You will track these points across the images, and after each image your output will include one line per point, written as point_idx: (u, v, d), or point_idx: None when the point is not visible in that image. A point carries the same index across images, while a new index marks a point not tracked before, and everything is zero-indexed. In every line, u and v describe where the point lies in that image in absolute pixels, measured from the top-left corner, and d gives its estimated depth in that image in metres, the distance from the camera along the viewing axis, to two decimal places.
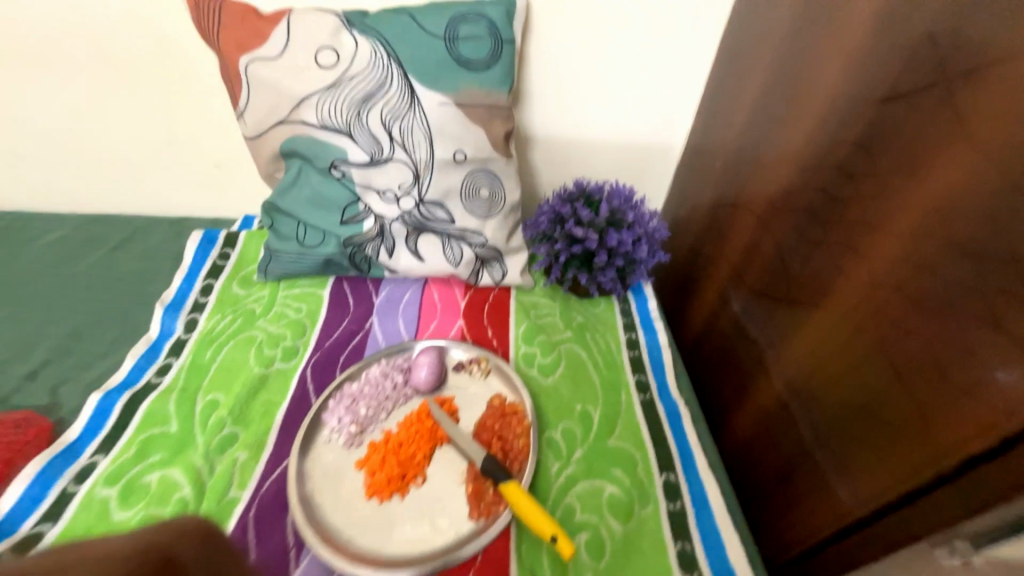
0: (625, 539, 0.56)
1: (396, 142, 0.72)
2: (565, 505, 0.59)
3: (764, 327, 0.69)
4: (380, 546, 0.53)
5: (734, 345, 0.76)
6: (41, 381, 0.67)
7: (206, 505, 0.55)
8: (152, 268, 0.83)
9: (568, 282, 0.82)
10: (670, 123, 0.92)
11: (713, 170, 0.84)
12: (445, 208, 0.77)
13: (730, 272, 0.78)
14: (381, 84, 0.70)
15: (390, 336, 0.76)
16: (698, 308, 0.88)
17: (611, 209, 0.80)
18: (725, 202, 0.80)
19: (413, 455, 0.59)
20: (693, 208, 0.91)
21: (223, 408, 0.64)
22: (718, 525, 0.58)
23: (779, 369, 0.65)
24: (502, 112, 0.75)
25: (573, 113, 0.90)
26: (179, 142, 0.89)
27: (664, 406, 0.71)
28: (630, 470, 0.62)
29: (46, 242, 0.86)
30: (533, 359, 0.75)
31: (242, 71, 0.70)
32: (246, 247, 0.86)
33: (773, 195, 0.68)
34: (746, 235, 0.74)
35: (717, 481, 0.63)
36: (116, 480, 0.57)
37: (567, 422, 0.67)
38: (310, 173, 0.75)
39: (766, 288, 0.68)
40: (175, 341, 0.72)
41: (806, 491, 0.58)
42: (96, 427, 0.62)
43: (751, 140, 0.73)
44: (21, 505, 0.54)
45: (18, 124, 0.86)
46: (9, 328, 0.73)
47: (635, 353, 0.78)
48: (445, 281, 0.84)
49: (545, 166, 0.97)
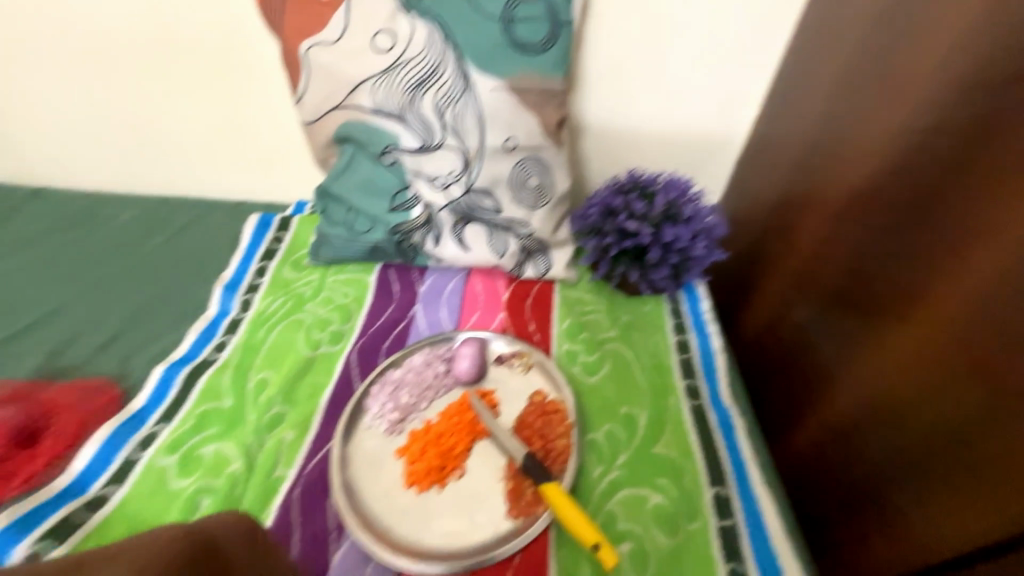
0: (670, 554, 0.53)
1: (447, 128, 0.71)
2: (608, 511, 0.56)
3: (833, 337, 0.63)
4: (418, 537, 0.53)
5: (795, 354, 0.70)
6: (112, 351, 0.71)
7: (255, 480, 0.57)
8: (212, 249, 0.87)
9: (616, 279, 0.79)
10: (732, 112, 0.86)
11: (780, 162, 0.78)
12: (492, 197, 0.75)
13: (795, 275, 0.72)
14: (434, 69, 0.68)
15: (432, 326, 0.76)
16: (754, 312, 0.82)
17: (667, 202, 0.76)
18: (793, 198, 0.74)
19: (453, 447, 0.58)
20: (754, 204, 0.85)
21: (273, 387, 0.66)
22: (775, 549, 0.53)
23: (850, 384, 0.59)
24: (555, 99, 0.73)
25: (627, 100, 0.85)
26: (242, 129, 0.92)
27: (717, 415, 0.66)
28: (678, 481, 0.59)
29: (120, 222, 0.92)
30: (576, 357, 0.72)
31: (304, 55, 0.70)
32: (298, 232, 0.88)
33: (856, 188, 0.61)
34: (818, 234, 0.68)
35: (775, 500, 0.58)
36: (175, 450, 0.60)
37: (610, 425, 0.64)
38: (362, 159, 0.76)
39: (842, 294, 0.62)
40: (231, 320, 0.75)
41: (877, 520, 0.53)
42: (158, 398, 0.65)
43: (830, 129, 0.67)
44: (91, 467, 0.58)
45: (103, 111, 0.92)
46: (86, 301, 0.78)
47: (686, 356, 0.74)
48: (488, 273, 0.83)
49: (594, 155, 0.92)
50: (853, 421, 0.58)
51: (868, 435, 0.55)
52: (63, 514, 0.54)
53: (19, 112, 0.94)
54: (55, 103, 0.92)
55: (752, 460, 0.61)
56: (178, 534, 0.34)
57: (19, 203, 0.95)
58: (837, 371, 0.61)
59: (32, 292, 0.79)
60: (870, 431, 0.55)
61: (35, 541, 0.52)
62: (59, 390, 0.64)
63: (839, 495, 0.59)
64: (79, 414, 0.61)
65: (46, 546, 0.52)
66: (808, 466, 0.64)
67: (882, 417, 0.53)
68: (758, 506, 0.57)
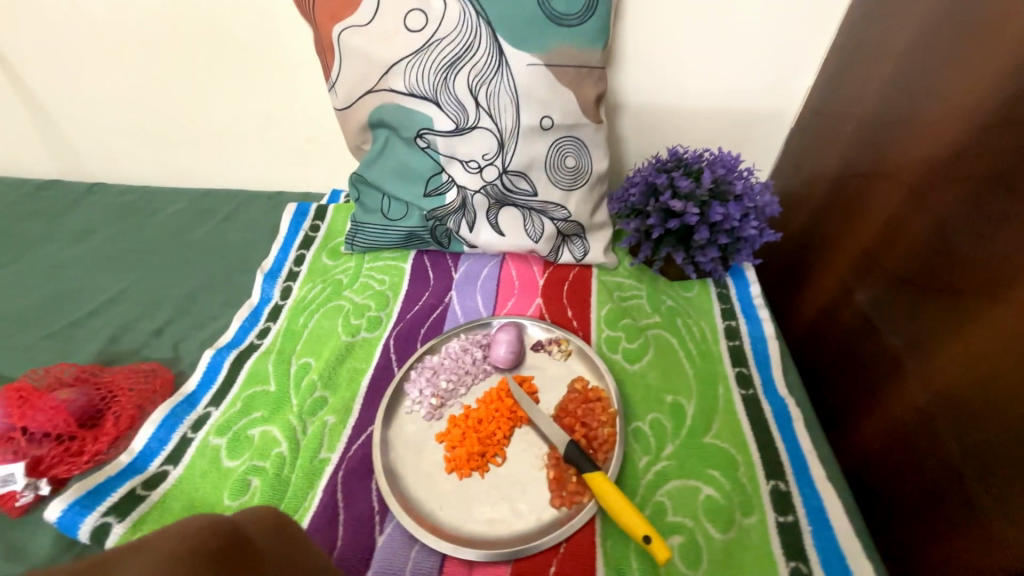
0: (724, 550, 0.50)
1: (482, 108, 0.69)
2: (655, 503, 0.54)
3: (903, 324, 0.57)
4: (462, 522, 0.53)
5: (858, 342, 0.64)
6: (165, 337, 0.74)
7: (301, 462, 0.58)
8: (254, 239, 0.89)
9: (660, 262, 0.75)
10: (785, 81, 0.79)
11: (841, 134, 0.71)
12: (528, 179, 0.73)
13: (858, 255, 0.66)
14: (468, 47, 0.66)
15: (468, 312, 0.75)
16: (811, 296, 0.76)
17: (714, 179, 0.70)
18: (857, 171, 0.67)
19: (493, 433, 0.57)
20: (810, 180, 0.78)
21: (315, 371, 0.67)
22: (842, 548, 0.49)
23: (923, 374, 0.53)
24: (594, 73, 0.69)
25: (669, 72, 0.80)
26: (277, 118, 0.93)
27: (771, 404, 0.62)
28: (731, 473, 0.55)
29: (168, 214, 0.96)
30: (617, 344, 0.69)
31: (335, 39, 0.69)
32: (334, 220, 0.89)
33: (935, 158, 0.54)
34: (887, 210, 0.61)
35: (839, 496, 0.54)
36: (225, 432, 0.62)
37: (655, 414, 0.61)
38: (395, 143, 0.75)
39: (917, 276, 0.55)
40: (273, 307, 0.77)
41: (952, 522, 0.48)
42: (209, 381, 0.67)
43: (899, 95, 0.60)
44: (150, 446, 0.60)
45: (147, 106, 0.95)
46: (139, 289, 0.82)
47: (736, 343, 0.70)
48: (523, 258, 0.81)
49: (632, 133, 0.88)
50: (925, 415, 0.52)
51: (943, 432, 0.50)
52: (126, 490, 0.56)
53: (75, 110, 0.99)
54: (106, 101, 0.96)
55: (813, 453, 0.57)
56: (189, 540, 0.21)
57: (78, 198, 1.00)
58: (908, 361, 0.55)
59: (92, 281, 0.83)
60: (946, 427, 0.50)
61: (101, 515, 0.54)
62: (117, 372, 0.66)
63: (911, 494, 0.54)
64: (136, 396, 0.64)
65: (111, 521, 0.53)
66: (873, 460, 0.59)
67: (961, 411, 0.48)
68: (821, 501, 0.53)
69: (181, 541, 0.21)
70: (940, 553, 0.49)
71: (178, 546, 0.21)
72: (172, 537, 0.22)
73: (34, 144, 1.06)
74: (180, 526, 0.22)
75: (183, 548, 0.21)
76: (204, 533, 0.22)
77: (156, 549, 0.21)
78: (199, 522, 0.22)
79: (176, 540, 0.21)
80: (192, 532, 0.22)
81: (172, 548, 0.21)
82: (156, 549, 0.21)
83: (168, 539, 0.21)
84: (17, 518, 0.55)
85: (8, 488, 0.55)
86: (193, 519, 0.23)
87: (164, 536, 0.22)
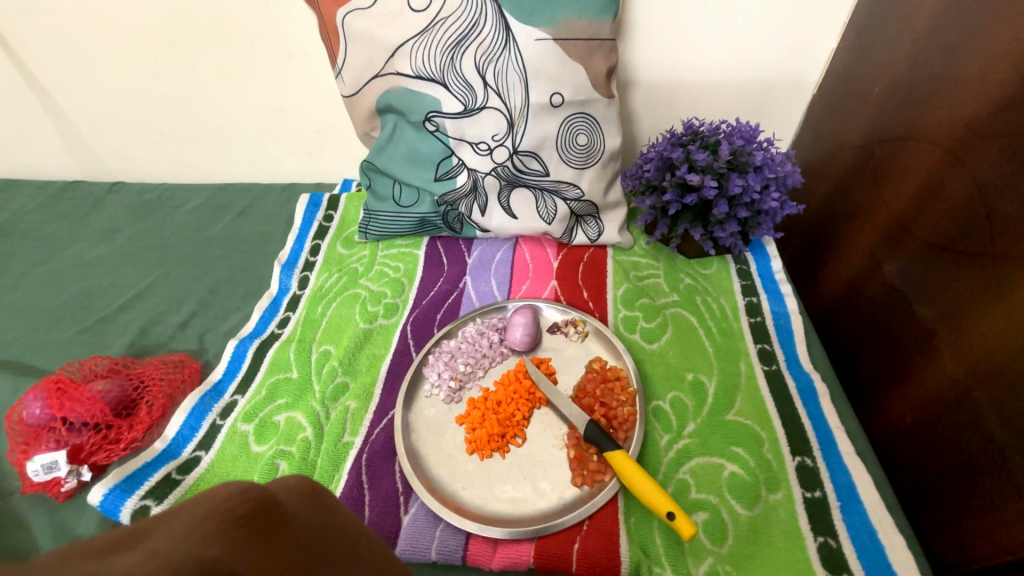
0: (750, 526, 0.49)
1: (490, 88, 0.68)
2: (678, 480, 0.53)
3: (937, 293, 0.54)
4: (484, 502, 0.53)
5: (886, 315, 0.62)
6: (190, 329, 0.76)
7: (324, 447, 0.59)
8: (271, 231, 0.90)
9: (677, 238, 0.74)
10: (808, 44, 0.75)
11: (868, 97, 0.67)
12: (539, 159, 0.72)
13: (888, 224, 0.63)
14: (473, 24, 0.65)
15: (483, 296, 0.74)
16: (836, 269, 0.73)
17: (732, 150, 0.67)
18: (887, 136, 0.64)
19: (513, 414, 0.58)
20: (834, 148, 0.75)
21: (335, 359, 0.68)
22: (873, 523, 0.49)
23: (958, 345, 0.51)
24: (605, 46, 0.67)
25: (683, 43, 0.77)
26: (286, 111, 0.93)
27: (795, 379, 0.61)
28: (756, 450, 0.55)
29: (187, 210, 0.98)
30: (634, 323, 0.68)
31: (340, 24, 0.69)
32: (347, 209, 0.89)
33: (977, 115, 0.50)
34: (921, 174, 0.57)
35: (868, 470, 0.53)
36: (252, 419, 0.63)
37: (675, 392, 0.61)
38: (404, 128, 0.74)
39: (953, 242, 0.52)
40: (292, 296, 0.78)
41: (990, 494, 0.46)
42: (233, 370, 0.69)
43: (933, 52, 0.57)
44: (182, 433, 0.62)
45: (158, 103, 0.97)
46: (163, 283, 0.84)
47: (757, 319, 0.68)
48: (536, 241, 0.80)
49: (645, 109, 0.85)
50: (961, 387, 0.50)
51: (982, 404, 0.48)
52: (162, 475, 0.58)
53: (91, 110, 1.01)
54: (119, 99, 0.97)
55: (840, 428, 0.56)
56: (219, 506, 0.21)
57: (100, 199, 1.03)
58: (943, 332, 0.53)
59: (118, 277, 0.86)
60: (984, 399, 0.48)
61: (140, 499, 0.56)
62: (147, 364, 0.69)
63: (946, 468, 0.52)
64: (167, 385, 0.67)
65: (149, 504, 0.55)
66: (905, 435, 0.58)
67: (1000, 382, 0.46)
68: (850, 476, 0.52)
69: (211, 509, 0.21)
70: (976, 527, 0.48)
71: (207, 513, 0.21)
72: (205, 502, 0.22)
73: (55, 146, 1.09)
74: (212, 491, 0.22)
75: (213, 514, 0.21)
76: (234, 499, 0.22)
77: (190, 514, 0.21)
78: (231, 486, 0.23)
79: (207, 506, 0.22)
80: (222, 498, 0.22)
81: (202, 514, 0.21)
82: (188, 515, 0.21)
83: (200, 505, 0.22)
84: (62, 503, 0.58)
85: (50, 475, 0.57)
86: (224, 484, 0.22)
87: (196, 502, 0.22)
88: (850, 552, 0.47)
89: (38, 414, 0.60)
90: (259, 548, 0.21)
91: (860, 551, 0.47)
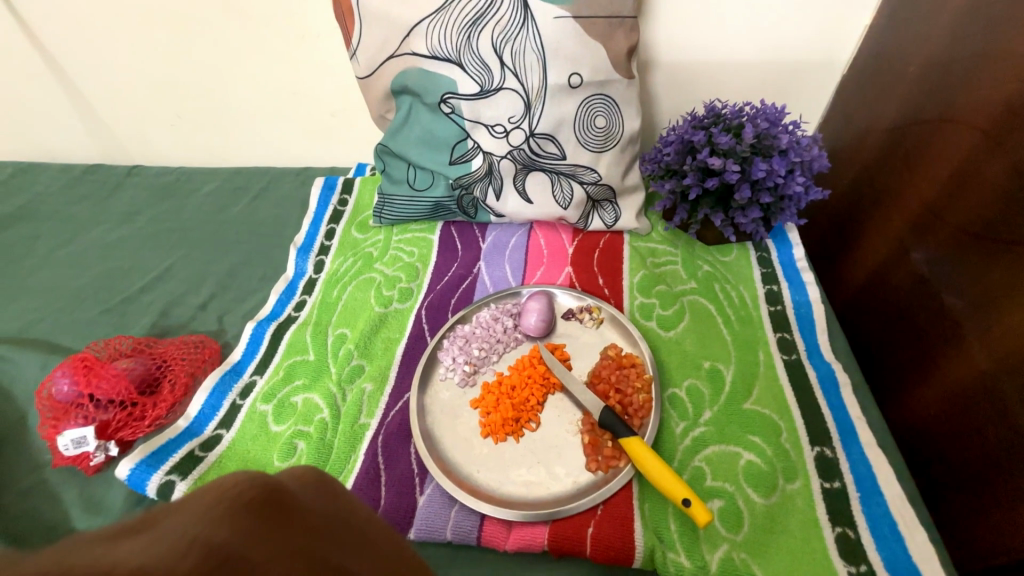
0: (766, 514, 0.49)
1: (507, 68, 0.66)
2: (694, 468, 0.53)
3: (968, 282, 0.52)
4: (499, 484, 0.54)
5: (913, 305, 0.60)
6: (210, 311, 0.77)
7: (341, 428, 0.60)
8: (288, 215, 0.91)
9: (697, 224, 0.72)
10: (839, 22, 0.72)
11: (902, 77, 0.64)
12: (556, 142, 0.70)
13: (918, 210, 0.60)
14: (490, 3, 0.64)
15: (497, 281, 0.74)
16: (862, 257, 0.71)
17: (756, 133, 0.64)
18: (922, 117, 0.61)
19: (527, 399, 0.58)
20: (863, 131, 0.72)
21: (350, 342, 0.68)
22: (893, 514, 0.48)
23: (990, 336, 0.49)
24: (625, 24, 0.65)
25: (706, 22, 0.74)
26: (301, 94, 0.93)
27: (816, 370, 0.60)
28: (773, 439, 0.54)
29: (204, 194, 0.99)
30: (651, 310, 0.67)
31: (355, 5, 0.68)
32: (361, 194, 0.89)
33: (1019, 94, 0.48)
34: (957, 157, 0.55)
35: (889, 462, 0.52)
36: (271, 399, 0.64)
37: (692, 380, 0.60)
38: (419, 110, 0.73)
39: (989, 228, 0.50)
40: (308, 280, 0.79)
41: (1018, 489, 0.45)
42: (252, 352, 0.70)
43: (974, 28, 0.54)
44: (204, 411, 0.64)
45: (173, 85, 0.97)
46: (183, 265, 0.85)
47: (778, 308, 0.67)
48: (551, 226, 0.79)
49: (665, 91, 0.83)
50: (989, 380, 0.49)
51: (1010, 396, 0.46)
52: (185, 451, 0.60)
53: (108, 92, 1.01)
54: (135, 81, 0.98)
55: (862, 418, 0.55)
56: (227, 493, 0.22)
57: (119, 182, 1.04)
58: (971, 323, 0.51)
59: (139, 260, 0.87)
60: (1013, 391, 0.46)
61: (165, 474, 0.57)
62: (169, 344, 0.70)
63: (971, 460, 0.51)
64: (188, 364, 0.68)
65: (174, 479, 0.57)
66: (930, 427, 0.56)
67: None
68: (871, 468, 0.51)
69: (219, 496, 0.21)
70: (1004, 522, 0.46)
71: (215, 499, 0.21)
72: (212, 490, 0.22)
73: (76, 129, 1.11)
74: (219, 479, 0.22)
75: (223, 500, 0.21)
76: (240, 486, 0.22)
77: (197, 500, 0.21)
78: (238, 475, 0.23)
79: (216, 492, 0.22)
80: (229, 485, 0.22)
81: (211, 500, 0.21)
82: (197, 501, 0.21)
83: (209, 491, 0.22)
84: (91, 476, 0.60)
85: (80, 450, 0.59)
86: (230, 472, 0.23)
87: (204, 490, 0.22)
88: (869, 543, 0.46)
89: (67, 391, 0.62)
90: (266, 534, 0.21)
91: (879, 542, 0.46)
